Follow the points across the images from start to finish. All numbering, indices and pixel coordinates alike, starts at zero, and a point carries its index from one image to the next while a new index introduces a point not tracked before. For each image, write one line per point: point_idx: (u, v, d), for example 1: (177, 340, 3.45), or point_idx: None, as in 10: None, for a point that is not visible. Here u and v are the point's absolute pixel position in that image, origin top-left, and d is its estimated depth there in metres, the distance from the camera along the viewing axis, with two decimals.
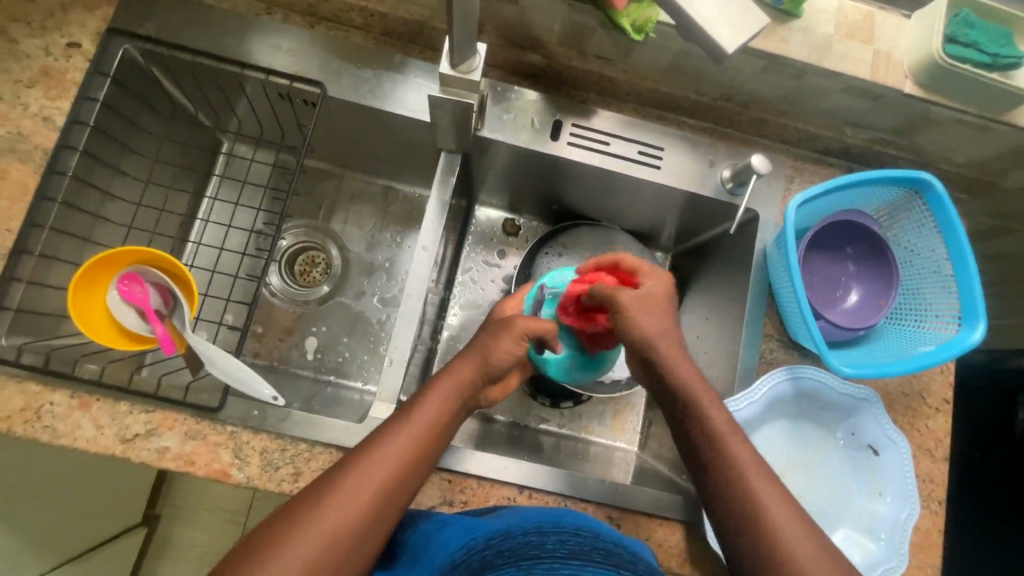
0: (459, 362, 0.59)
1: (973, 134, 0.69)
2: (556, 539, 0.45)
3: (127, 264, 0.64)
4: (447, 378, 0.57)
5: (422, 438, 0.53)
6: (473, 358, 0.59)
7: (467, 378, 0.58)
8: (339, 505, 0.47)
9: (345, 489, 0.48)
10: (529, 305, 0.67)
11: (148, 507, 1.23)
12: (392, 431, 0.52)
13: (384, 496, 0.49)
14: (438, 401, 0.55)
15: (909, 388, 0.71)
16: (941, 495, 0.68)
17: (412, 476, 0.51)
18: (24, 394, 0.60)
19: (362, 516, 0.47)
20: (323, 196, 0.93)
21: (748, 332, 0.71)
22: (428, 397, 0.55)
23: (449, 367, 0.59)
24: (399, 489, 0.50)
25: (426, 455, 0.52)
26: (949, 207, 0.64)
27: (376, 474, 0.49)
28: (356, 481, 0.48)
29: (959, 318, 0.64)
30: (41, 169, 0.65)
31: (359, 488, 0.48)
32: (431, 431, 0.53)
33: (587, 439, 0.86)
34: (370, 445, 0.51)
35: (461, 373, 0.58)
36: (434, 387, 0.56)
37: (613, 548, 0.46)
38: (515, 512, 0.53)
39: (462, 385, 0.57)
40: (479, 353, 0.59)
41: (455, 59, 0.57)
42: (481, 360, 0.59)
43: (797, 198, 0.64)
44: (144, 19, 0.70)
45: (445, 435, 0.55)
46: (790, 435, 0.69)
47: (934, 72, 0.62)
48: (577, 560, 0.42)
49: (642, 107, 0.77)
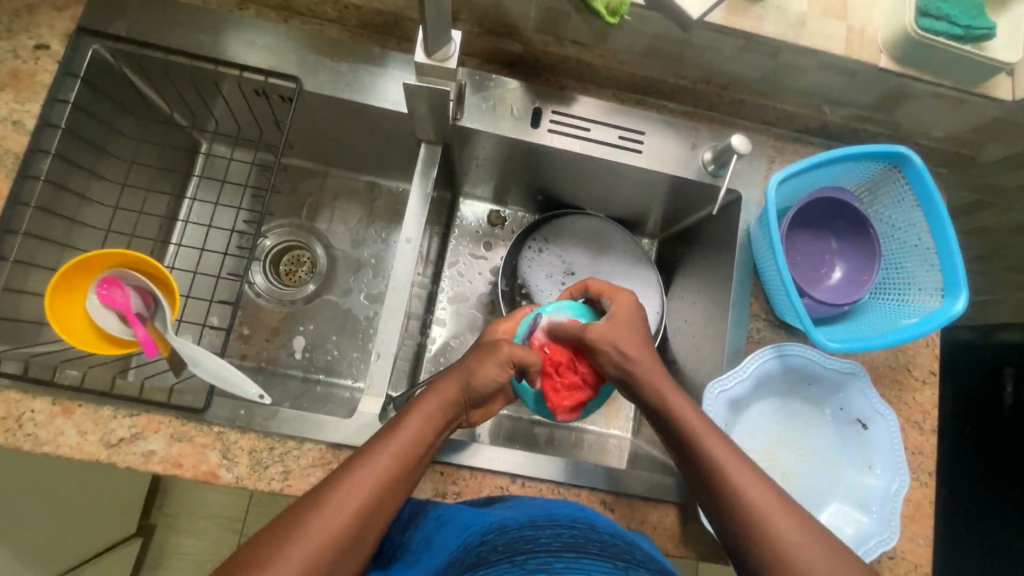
0: (442, 380, 0.58)
1: (949, 107, 0.69)
2: (551, 531, 0.45)
3: (105, 268, 0.63)
4: (431, 394, 0.56)
5: (407, 453, 0.52)
6: (454, 372, 0.58)
7: (451, 396, 0.57)
8: (325, 522, 0.46)
9: (332, 509, 0.47)
10: (522, 332, 0.65)
11: (141, 518, 1.22)
12: (377, 448, 0.51)
13: (369, 513, 0.48)
14: (424, 417, 0.54)
15: (896, 362, 0.72)
16: (931, 466, 0.69)
17: (395, 494, 0.50)
18: (3, 402, 0.59)
19: (348, 533, 0.47)
20: (306, 195, 0.92)
21: (735, 314, 0.72)
22: (413, 413, 0.55)
23: (433, 385, 0.57)
24: (383, 505, 0.49)
25: (409, 475, 0.52)
26: (928, 179, 0.64)
27: (361, 490, 0.48)
28: (341, 500, 0.48)
29: (942, 289, 0.64)
30: (12, 172, 0.64)
31: (344, 504, 0.47)
32: (415, 450, 0.53)
33: (581, 427, 0.86)
34: (357, 461, 0.50)
35: (445, 393, 0.56)
36: (419, 405, 0.55)
37: (608, 538, 0.46)
38: (513, 505, 0.53)
39: (446, 403, 0.56)
40: (463, 376, 0.57)
41: (430, 47, 0.57)
42: (463, 378, 0.57)
43: (778, 176, 0.64)
44: (114, 18, 0.69)
45: (430, 450, 0.55)
46: (779, 413, 0.70)
47: (907, 46, 0.62)
48: (571, 551, 0.42)
49: (621, 93, 0.77)
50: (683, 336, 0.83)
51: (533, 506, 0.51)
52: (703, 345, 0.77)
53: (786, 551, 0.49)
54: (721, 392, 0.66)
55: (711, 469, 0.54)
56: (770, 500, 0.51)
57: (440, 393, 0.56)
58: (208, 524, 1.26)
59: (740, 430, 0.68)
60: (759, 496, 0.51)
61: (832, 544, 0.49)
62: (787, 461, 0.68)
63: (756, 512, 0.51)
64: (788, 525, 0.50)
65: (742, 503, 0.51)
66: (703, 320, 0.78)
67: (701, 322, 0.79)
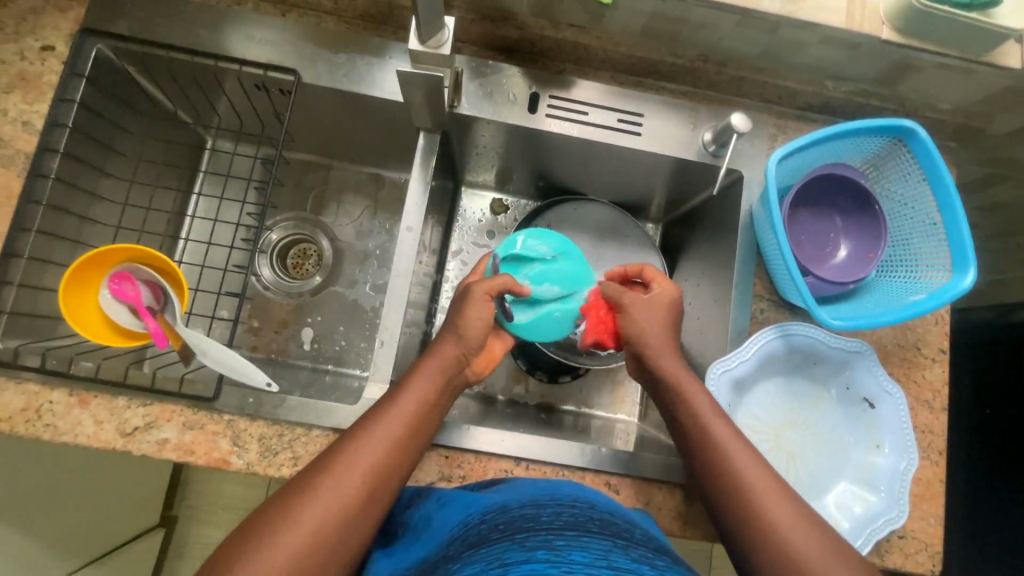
0: (440, 344, 0.59)
1: (956, 77, 0.67)
2: (552, 511, 0.46)
3: (117, 262, 0.65)
4: (431, 359, 0.58)
5: (410, 419, 0.53)
6: (447, 336, 0.60)
7: (452, 357, 0.58)
8: (333, 488, 0.48)
9: (336, 472, 0.49)
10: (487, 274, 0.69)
11: (164, 509, 1.26)
12: (381, 415, 0.53)
13: (377, 476, 0.50)
14: (425, 382, 0.56)
15: (904, 339, 0.71)
16: (941, 445, 0.68)
17: (401, 458, 0.52)
18: (23, 394, 0.61)
19: (355, 495, 0.48)
20: (311, 188, 0.93)
21: (737, 295, 0.71)
22: (414, 379, 0.56)
23: (432, 350, 0.59)
24: (391, 471, 0.51)
25: (416, 438, 0.53)
26: (934, 152, 0.63)
27: (365, 457, 0.50)
28: (344, 465, 0.49)
29: (950, 265, 0.63)
30: (24, 172, 0.65)
31: (351, 469, 0.49)
32: (419, 413, 0.54)
33: (589, 412, 0.88)
34: (358, 431, 0.52)
35: (444, 354, 0.58)
36: (419, 370, 0.57)
37: (609, 517, 0.47)
38: (516, 485, 0.54)
39: (448, 365, 0.58)
40: (453, 331, 0.60)
41: (423, 35, 0.57)
42: (456, 336, 0.59)
43: (779, 152, 0.63)
44: (116, 17, 0.70)
45: (434, 419, 0.56)
46: (784, 392, 0.69)
47: (911, 15, 0.60)
48: (572, 530, 0.43)
49: (619, 75, 0.77)
50: (687, 319, 0.83)
51: (536, 487, 0.52)
52: (707, 328, 0.77)
53: (780, 536, 0.50)
54: (724, 373, 0.65)
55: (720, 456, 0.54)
56: (774, 491, 0.52)
57: (441, 358, 0.58)
58: (229, 514, 1.29)
59: (745, 410, 0.68)
60: (767, 487, 0.53)
61: (828, 535, 0.50)
62: (795, 441, 0.68)
63: (760, 500, 0.52)
64: (797, 525, 0.50)
65: (750, 492, 0.52)
66: (707, 302, 0.78)
67: (705, 305, 0.79)
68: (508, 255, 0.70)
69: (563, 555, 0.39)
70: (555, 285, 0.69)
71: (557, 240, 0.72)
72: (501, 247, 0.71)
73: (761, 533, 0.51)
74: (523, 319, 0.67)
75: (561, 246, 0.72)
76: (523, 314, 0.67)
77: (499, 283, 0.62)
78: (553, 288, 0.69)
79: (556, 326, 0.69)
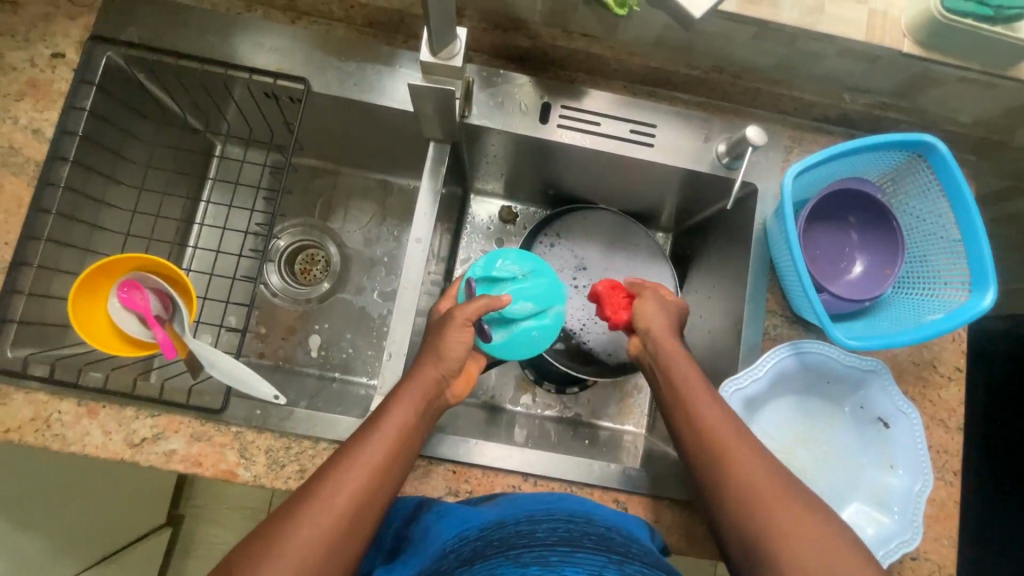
0: (419, 367, 0.59)
1: (979, 91, 0.66)
2: (547, 527, 0.47)
3: (124, 272, 0.65)
4: (410, 382, 0.58)
5: (393, 442, 0.53)
6: (427, 356, 0.60)
7: (431, 380, 0.58)
8: (319, 512, 0.48)
9: (320, 499, 0.49)
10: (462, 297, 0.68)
11: (170, 508, 1.27)
12: (365, 438, 0.53)
13: (363, 500, 0.50)
14: (406, 404, 0.56)
15: (920, 358, 0.70)
16: (956, 465, 0.67)
17: (386, 482, 0.52)
18: (33, 403, 0.61)
19: (342, 520, 0.48)
20: (319, 194, 0.93)
21: (750, 311, 0.70)
22: (398, 401, 0.56)
23: (412, 373, 0.59)
24: (376, 494, 0.51)
25: (399, 460, 0.53)
26: (954, 168, 0.61)
27: (352, 480, 0.50)
28: (330, 491, 0.49)
29: (969, 284, 0.62)
30: (33, 180, 0.65)
31: (335, 495, 0.49)
32: (401, 436, 0.54)
33: (596, 423, 0.87)
34: (343, 456, 0.52)
35: (424, 377, 0.58)
36: (400, 393, 0.57)
37: (605, 532, 0.48)
38: (512, 502, 0.55)
39: (427, 387, 0.58)
40: (434, 354, 0.59)
41: (435, 47, 0.57)
42: (436, 357, 0.59)
43: (795, 168, 0.62)
44: (126, 24, 0.69)
45: (417, 439, 0.56)
46: (796, 410, 0.68)
47: (933, 29, 0.59)
48: (566, 545, 0.42)
49: (632, 85, 0.76)
50: (698, 332, 0.82)
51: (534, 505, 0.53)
52: (717, 342, 0.76)
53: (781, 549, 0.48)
54: (736, 391, 0.64)
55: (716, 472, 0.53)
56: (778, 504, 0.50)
57: (420, 381, 0.58)
58: (235, 514, 1.30)
59: (757, 429, 0.67)
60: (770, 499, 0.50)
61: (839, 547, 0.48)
62: (806, 459, 0.67)
63: (762, 513, 0.50)
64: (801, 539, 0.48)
65: (749, 507, 0.50)
66: (718, 315, 0.77)
67: (715, 318, 0.78)
68: (482, 276, 0.69)
69: (556, 571, 0.39)
70: (529, 301, 0.67)
71: (529, 258, 0.71)
72: (473, 269, 0.70)
73: (763, 549, 0.48)
74: (498, 341, 0.66)
75: (533, 265, 0.71)
76: (499, 335, 0.66)
77: (480, 305, 0.61)
78: (528, 304, 0.68)
79: (531, 344, 0.67)
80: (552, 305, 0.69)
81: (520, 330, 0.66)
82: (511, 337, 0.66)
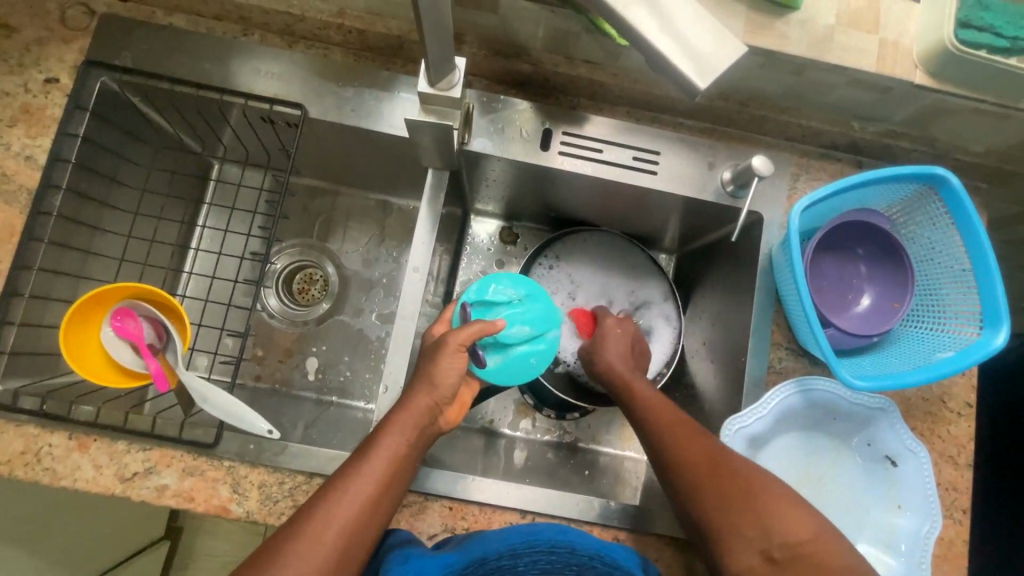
0: (411, 395, 0.57)
1: (992, 122, 0.64)
2: (528, 560, 0.55)
3: (116, 300, 0.63)
4: (403, 410, 0.56)
5: (384, 474, 0.52)
6: (420, 386, 0.57)
7: (424, 408, 0.56)
8: (304, 553, 0.47)
9: (308, 534, 0.48)
10: (456, 320, 0.66)
11: (169, 521, 1.26)
12: (355, 469, 0.51)
13: (351, 534, 0.49)
14: (398, 434, 0.54)
15: (929, 393, 0.68)
16: (966, 504, 0.65)
17: (374, 515, 0.51)
18: (23, 437, 0.60)
19: (329, 558, 0.47)
20: (318, 214, 0.92)
21: (755, 343, 0.69)
22: (387, 432, 0.54)
23: (403, 402, 0.57)
24: (363, 533, 0.50)
25: (390, 491, 0.52)
26: (966, 202, 0.60)
27: (337, 520, 0.49)
28: (318, 526, 0.48)
29: (981, 320, 0.60)
30: (26, 209, 0.65)
31: (322, 531, 0.48)
32: (392, 467, 0.53)
33: (596, 449, 0.85)
34: (333, 488, 0.50)
35: (415, 406, 0.56)
36: (392, 422, 0.55)
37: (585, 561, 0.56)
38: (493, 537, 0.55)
39: (420, 416, 0.56)
40: (428, 384, 0.57)
41: (432, 77, 0.55)
42: (429, 386, 0.57)
43: (802, 201, 0.60)
44: (121, 49, 0.68)
45: (409, 468, 0.55)
46: (801, 447, 0.66)
47: (946, 61, 0.57)
48: None
49: (636, 110, 0.74)
50: (701, 360, 0.80)
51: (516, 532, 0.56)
52: (721, 372, 0.74)
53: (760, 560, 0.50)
54: (739, 428, 0.63)
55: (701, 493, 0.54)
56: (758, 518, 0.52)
57: (413, 409, 0.56)
58: (233, 527, 1.29)
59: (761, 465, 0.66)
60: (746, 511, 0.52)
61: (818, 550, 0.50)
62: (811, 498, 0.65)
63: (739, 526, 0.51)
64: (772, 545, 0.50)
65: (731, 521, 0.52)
66: (720, 344, 0.76)
67: (718, 347, 0.76)
68: (477, 300, 0.67)
69: None
70: (526, 325, 0.65)
71: (523, 283, 0.70)
72: (468, 292, 0.68)
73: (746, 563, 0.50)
74: (493, 367, 0.64)
75: (527, 289, 0.69)
76: (495, 361, 0.64)
77: (474, 333, 0.59)
78: (525, 329, 0.65)
79: (527, 370, 0.65)
80: (549, 329, 0.67)
81: (516, 355, 0.65)
82: (507, 362, 0.64)
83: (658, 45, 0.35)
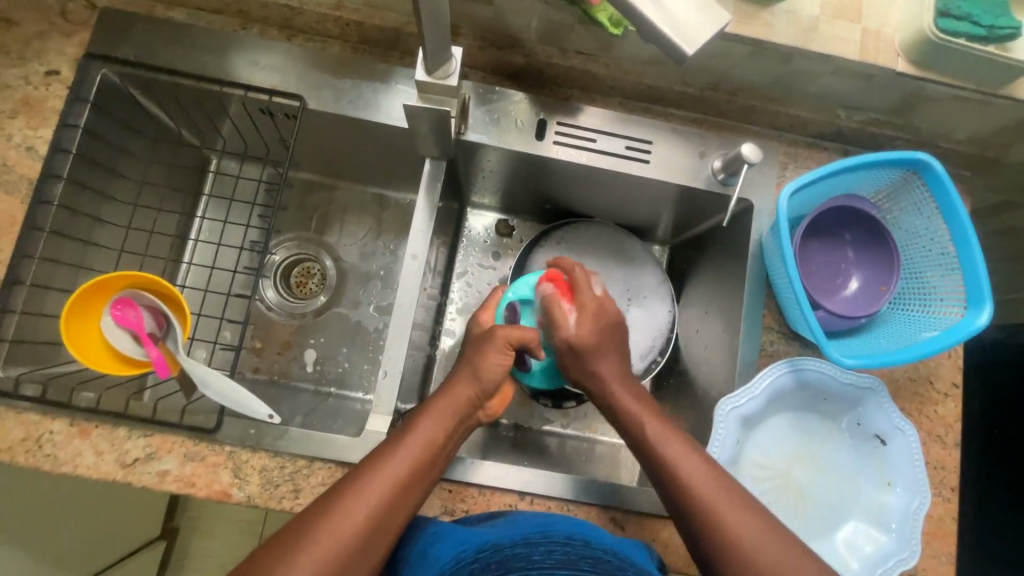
0: (453, 383, 0.60)
1: (972, 109, 0.66)
2: (543, 549, 0.52)
3: (118, 289, 0.64)
4: (442, 398, 0.58)
5: (422, 457, 0.53)
6: (464, 376, 0.60)
7: (463, 397, 0.59)
8: (334, 528, 0.47)
9: (341, 509, 0.49)
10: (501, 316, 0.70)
11: (165, 521, 1.26)
12: (392, 449, 0.53)
13: (383, 513, 0.50)
14: (436, 419, 0.56)
15: (917, 373, 0.70)
16: (954, 482, 0.67)
17: (409, 497, 0.51)
18: (24, 423, 0.61)
19: (361, 535, 0.48)
20: (315, 208, 0.93)
21: (746, 326, 0.70)
22: (425, 418, 0.56)
23: (444, 389, 0.60)
24: (394, 511, 0.50)
25: (426, 476, 0.53)
26: (949, 186, 0.61)
27: (371, 496, 0.50)
28: (351, 502, 0.49)
29: (965, 301, 0.62)
30: (27, 199, 0.65)
31: (356, 507, 0.49)
32: (430, 451, 0.54)
33: (592, 438, 0.86)
34: (370, 466, 0.52)
35: (455, 394, 0.59)
36: (430, 408, 0.57)
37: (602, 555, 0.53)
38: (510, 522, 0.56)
39: (458, 403, 0.58)
40: (472, 373, 0.61)
41: (430, 66, 0.57)
42: (472, 376, 0.60)
43: (790, 185, 0.62)
44: (121, 42, 0.69)
45: (444, 456, 0.56)
46: (793, 427, 0.68)
47: (926, 48, 0.59)
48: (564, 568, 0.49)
49: (628, 101, 0.76)
50: (695, 347, 0.82)
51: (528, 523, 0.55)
52: (715, 358, 0.76)
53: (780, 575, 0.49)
54: (732, 409, 0.64)
55: (718, 516, 0.52)
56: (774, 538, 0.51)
57: (452, 397, 0.58)
58: (230, 526, 1.29)
59: (752, 445, 0.67)
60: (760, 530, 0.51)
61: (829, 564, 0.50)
62: (803, 477, 0.67)
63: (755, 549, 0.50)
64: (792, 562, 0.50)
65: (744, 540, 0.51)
66: (714, 331, 0.77)
67: (712, 333, 0.78)
68: (522, 298, 0.70)
69: None
70: None
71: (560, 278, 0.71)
72: (512, 287, 0.71)
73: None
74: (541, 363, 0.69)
75: None
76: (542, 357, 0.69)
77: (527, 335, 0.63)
78: None
79: None
80: None
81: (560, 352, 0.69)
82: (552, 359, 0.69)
83: (646, 16, 0.36)
